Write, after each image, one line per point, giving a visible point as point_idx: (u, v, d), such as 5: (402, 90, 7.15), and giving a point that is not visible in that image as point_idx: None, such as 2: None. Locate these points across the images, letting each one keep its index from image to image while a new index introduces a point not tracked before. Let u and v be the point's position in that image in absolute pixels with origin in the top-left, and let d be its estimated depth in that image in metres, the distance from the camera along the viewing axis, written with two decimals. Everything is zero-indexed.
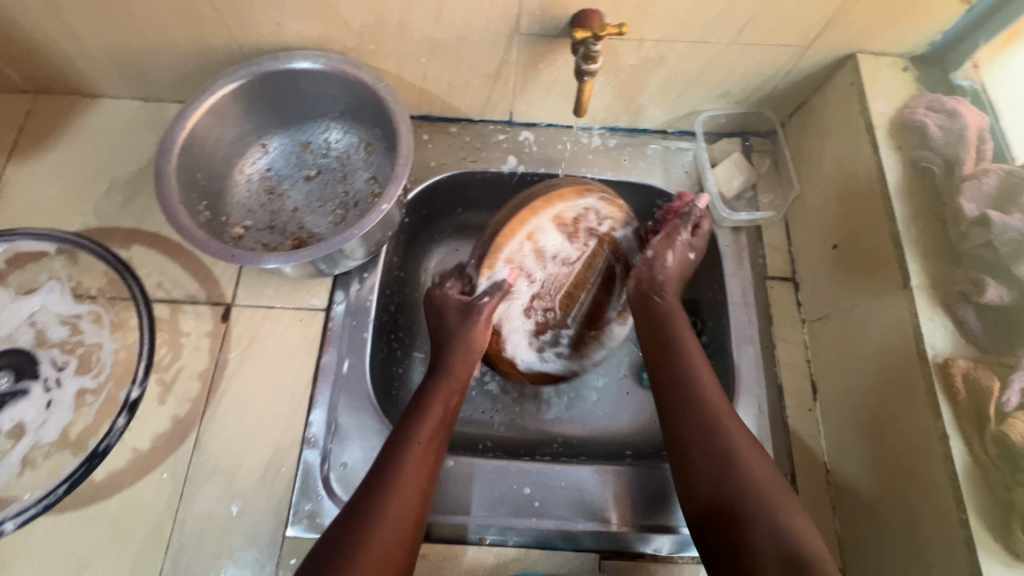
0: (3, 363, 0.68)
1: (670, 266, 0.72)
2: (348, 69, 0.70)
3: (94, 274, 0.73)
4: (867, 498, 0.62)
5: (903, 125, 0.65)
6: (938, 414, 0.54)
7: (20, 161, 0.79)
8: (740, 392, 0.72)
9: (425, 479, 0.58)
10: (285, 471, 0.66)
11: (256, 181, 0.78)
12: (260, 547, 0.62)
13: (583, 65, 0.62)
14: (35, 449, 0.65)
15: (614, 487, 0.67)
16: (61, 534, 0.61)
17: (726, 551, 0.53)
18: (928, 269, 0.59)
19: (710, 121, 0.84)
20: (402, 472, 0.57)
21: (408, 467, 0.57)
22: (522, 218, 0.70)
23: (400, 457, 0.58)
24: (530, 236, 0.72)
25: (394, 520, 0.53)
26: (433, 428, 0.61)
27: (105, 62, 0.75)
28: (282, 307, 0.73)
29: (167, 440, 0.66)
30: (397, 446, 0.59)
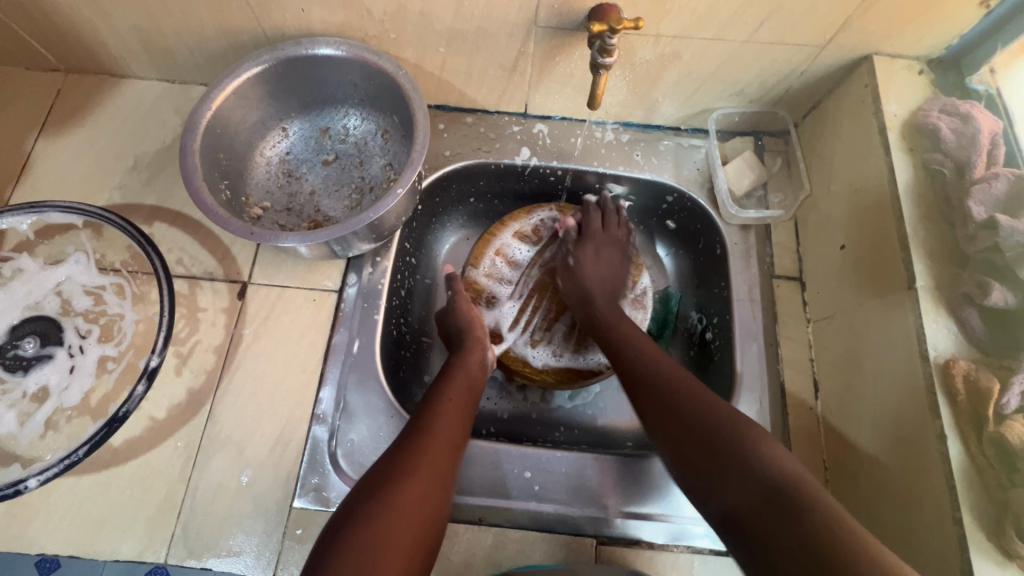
0: (30, 329, 0.70)
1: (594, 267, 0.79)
2: (369, 56, 0.71)
3: (118, 247, 0.75)
4: (865, 497, 0.62)
5: (916, 128, 0.66)
6: (937, 414, 0.54)
7: (51, 136, 0.82)
8: (742, 387, 0.73)
9: (458, 424, 0.64)
10: (294, 445, 0.68)
11: (276, 164, 0.80)
12: (268, 516, 0.65)
13: (598, 59, 0.63)
14: (57, 412, 0.67)
15: (613, 475, 0.69)
16: (80, 494, 0.64)
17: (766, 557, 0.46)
18: (934, 271, 0.59)
19: (724, 119, 0.85)
20: (437, 417, 0.63)
21: (443, 414, 0.63)
22: (485, 240, 0.86)
23: (435, 407, 0.64)
24: (497, 252, 0.86)
25: (435, 454, 0.58)
26: (462, 385, 0.68)
27: (134, 42, 0.78)
28: (296, 287, 0.75)
29: (182, 409, 0.68)
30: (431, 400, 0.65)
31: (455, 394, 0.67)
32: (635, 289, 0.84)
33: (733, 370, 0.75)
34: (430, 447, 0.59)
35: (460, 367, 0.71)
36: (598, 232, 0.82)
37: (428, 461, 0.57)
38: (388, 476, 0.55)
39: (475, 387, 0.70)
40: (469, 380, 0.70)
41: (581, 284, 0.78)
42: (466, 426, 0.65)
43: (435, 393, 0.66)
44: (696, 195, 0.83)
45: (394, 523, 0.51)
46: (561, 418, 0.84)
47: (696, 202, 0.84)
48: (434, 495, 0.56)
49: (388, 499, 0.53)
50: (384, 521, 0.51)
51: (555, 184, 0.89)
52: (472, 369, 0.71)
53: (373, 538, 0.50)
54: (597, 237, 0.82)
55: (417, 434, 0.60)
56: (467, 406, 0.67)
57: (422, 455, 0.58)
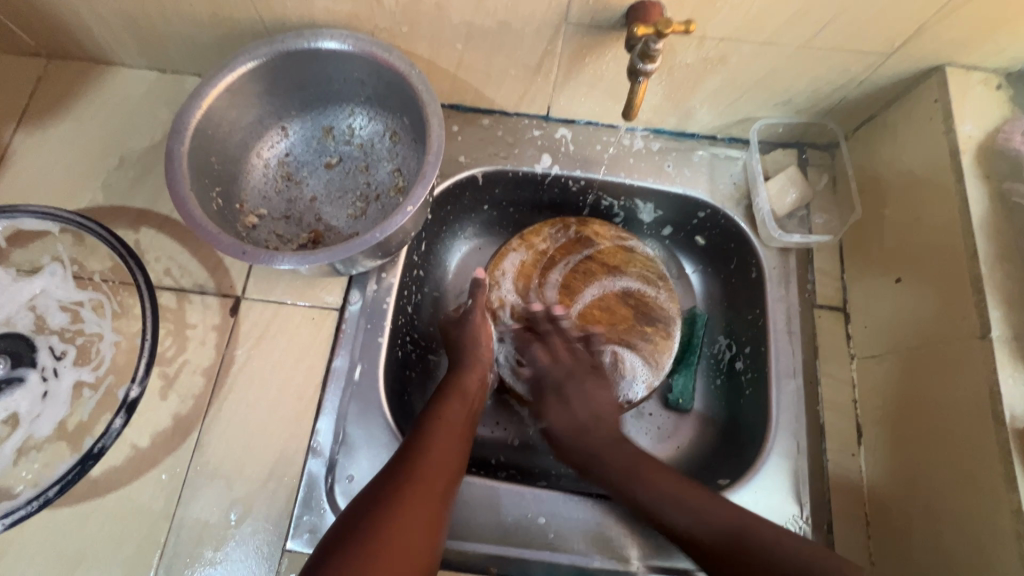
0: (1, 347, 0.65)
1: (579, 412, 0.68)
2: (378, 51, 0.64)
3: (99, 257, 0.69)
4: (917, 565, 0.56)
5: (993, 152, 0.58)
6: (1013, 487, 0.48)
7: (29, 130, 0.75)
8: (777, 429, 0.67)
9: (454, 448, 0.59)
10: (288, 481, 0.62)
11: (274, 166, 0.73)
12: (258, 560, 0.59)
13: (638, 64, 0.55)
14: (29, 440, 0.62)
15: (633, 522, 0.63)
16: (52, 532, 0.59)
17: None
18: (1012, 319, 0.52)
19: (766, 129, 0.77)
20: (431, 440, 0.58)
21: (438, 438, 0.59)
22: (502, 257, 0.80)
23: (427, 431, 0.59)
24: (516, 270, 0.79)
25: (426, 484, 0.54)
26: (458, 404, 0.64)
27: (119, 27, 0.70)
28: (293, 304, 0.69)
29: (166, 439, 0.63)
30: (425, 420, 0.61)
31: (451, 416, 0.62)
32: (660, 320, 0.77)
33: (768, 409, 0.69)
34: (423, 473, 0.54)
35: (459, 383, 0.66)
36: (571, 368, 0.72)
37: (422, 491, 0.53)
38: (377, 508, 0.50)
39: (472, 407, 0.66)
40: (465, 398, 0.65)
41: (571, 440, 0.68)
42: (464, 451, 0.60)
43: (431, 412, 0.62)
44: (732, 212, 0.76)
45: (383, 560, 0.46)
46: None
47: (731, 220, 0.77)
48: (427, 530, 0.51)
49: (378, 534, 0.48)
50: (372, 555, 0.46)
51: (577, 194, 0.82)
52: (470, 388, 0.66)
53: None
54: (561, 372, 0.72)
55: (409, 460, 0.56)
56: (464, 428, 0.62)
57: (414, 484, 0.53)
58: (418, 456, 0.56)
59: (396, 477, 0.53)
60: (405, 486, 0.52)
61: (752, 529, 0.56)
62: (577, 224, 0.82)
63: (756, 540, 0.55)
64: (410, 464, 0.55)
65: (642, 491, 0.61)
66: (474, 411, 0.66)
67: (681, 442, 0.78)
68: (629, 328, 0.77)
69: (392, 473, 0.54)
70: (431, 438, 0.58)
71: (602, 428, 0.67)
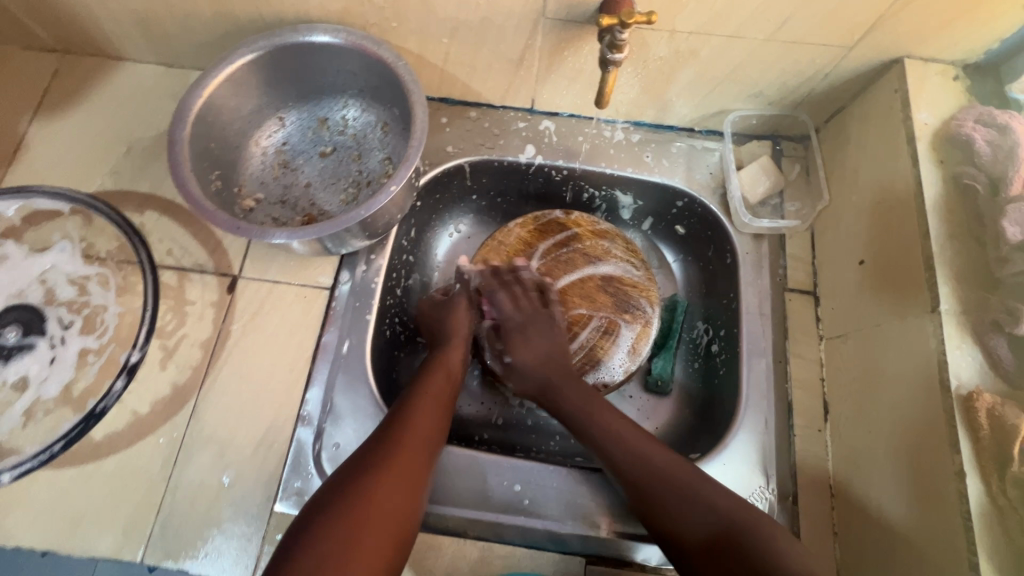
0: (13, 317, 0.69)
1: (530, 354, 0.72)
2: (368, 45, 0.68)
3: (107, 236, 0.73)
4: (874, 532, 0.59)
5: (947, 138, 0.61)
6: (956, 449, 0.50)
7: (46, 118, 0.80)
8: (746, 406, 0.70)
9: (433, 425, 0.62)
10: (278, 447, 0.66)
11: (271, 155, 0.77)
12: (248, 519, 0.63)
13: (607, 54, 0.58)
14: (36, 403, 0.66)
15: (604, 491, 0.66)
16: (57, 489, 0.63)
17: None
18: (960, 294, 0.55)
19: (740, 121, 0.80)
20: (411, 417, 0.61)
21: (419, 415, 0.61)
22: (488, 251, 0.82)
23: (408, 408, 0.62)
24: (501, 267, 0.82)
25: (406, 457, 0.56)
26: (440, 382, 0.66)
27: (130, 23, 0.75)
28: (287, 283, 0.73)
29: (165, 406, 0.67)
30: (407, 398, 0.63)
31: (432, 395, 0.64)
32: (638, 309, 0.80)
33: (738, 387, 0.72)
34: (402, 448, 0.57)
35: (441, 363, 0.69)
36: (529, 309, 0.75)
37: (401, 464, 0.55)
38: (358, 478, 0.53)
39: (453, 388, 0.68)
40: (447, 378, 0.68)
41: (529, 376, 0.71)
42: (444, 429, 0.63)
43: (413, 390, 0.65)
44: (708, 200, 0.79)
45: (360, 528, 0.49)
46: (557, 426, 0.82)
47: (707, 208, 0.80)
48: (405, 503, 0.53)
49: (355, 504, 0.50)
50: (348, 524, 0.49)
51: (560, 184, 0.85)
52: (452, 369, 0.69)
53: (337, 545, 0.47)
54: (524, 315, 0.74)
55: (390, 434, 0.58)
56: (445, 406, 0.65)
57: (393, 458, 0.55)
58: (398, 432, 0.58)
59: (377, 449, 0.56)
60: (384, 459, 0.55)
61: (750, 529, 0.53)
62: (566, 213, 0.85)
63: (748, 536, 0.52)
64: (391, 438, 0.58)
65: (592, 422, 0.65)
66: (455, 390, 0.68)
67: (658, 422, 0.80)
68: (608, 322, 0.80)
69: (373, 449, 0.57)
70: (411, 414, 0.61)
71: (557, 365, 0.71)
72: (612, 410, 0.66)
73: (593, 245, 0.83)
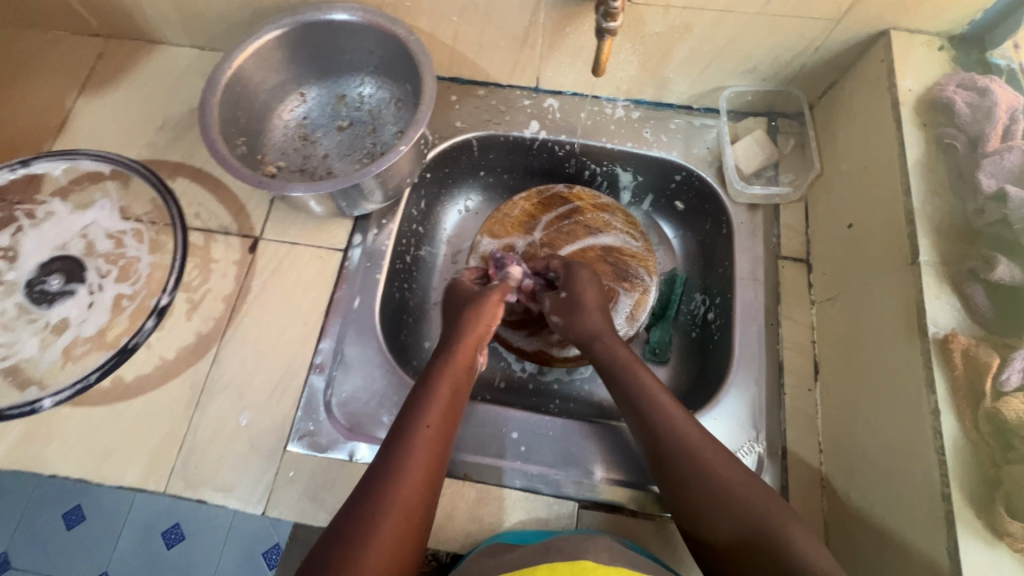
0: (56, 267, 0.75)
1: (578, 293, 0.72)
2: (383, 22, 0.74)
3: (142, 197, 0.80)
4: (859, 480, 0.60)
5: (930, 103, 0.64)
6: (932, 389, 0.52)
7: (91, 93, 0.87)
8: (737, 365, 0.72)
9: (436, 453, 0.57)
10: (292, 392, 0.70)
11: (293, 127, 0.83)
12: (262, 456, 0.67)
13: (602, 23, 0.62)
14: (74, 343, 0.72)
15: (597, 441, 0.69)
16: (90, 422, 0.68)
17: None
18: (939, 246, 0.57)
19: (736, 98, 0.84)
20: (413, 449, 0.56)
21: (422, 442, 0.57)
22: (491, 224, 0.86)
23: (409, 436, 0.57)
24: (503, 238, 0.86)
25: (409, 499, 0.53)
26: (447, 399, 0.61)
27: (168, 7, 0.82)
28: (304, 244, 0.78)
29: (190, 351, 0.72)
30: (408, 423, 0.58)
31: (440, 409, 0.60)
32: (639, 280, 0.82)
33: (730, 348, 0.74)
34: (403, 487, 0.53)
35: (444, 377, 0.63)
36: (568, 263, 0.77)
37: (410, 482, 0.53)
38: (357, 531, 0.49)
39: (459, 402, 0.63)
40: (452, 392, 0.63)
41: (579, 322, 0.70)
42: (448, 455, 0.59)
43: (414, 412, 0.59)
44: (705, 173, 0.83)
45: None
46: (557, 390, 0.85)
47: (703, 181, 0.83)
48: (406, 554, 0.50)
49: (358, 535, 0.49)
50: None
51: (563, 159, 0.89)
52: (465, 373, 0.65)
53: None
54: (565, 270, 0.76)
55: (392, 472, 0.53)
56: (448, 427, 0.60)
57: (393, 501, 0.51)
58: (398, 470, 0.54)
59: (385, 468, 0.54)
60: (383, 506, 0.51)
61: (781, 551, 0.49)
62: (569, 187, 0.88)
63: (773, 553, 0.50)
64: (390, 477, 0.53)
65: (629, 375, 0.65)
66: (462, 404, 0.63)
67: None
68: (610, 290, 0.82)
69: (370, 487, 0.52)
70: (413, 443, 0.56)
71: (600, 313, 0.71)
72: (670, 397, 0.63)
73: (594, 217, 0.87)
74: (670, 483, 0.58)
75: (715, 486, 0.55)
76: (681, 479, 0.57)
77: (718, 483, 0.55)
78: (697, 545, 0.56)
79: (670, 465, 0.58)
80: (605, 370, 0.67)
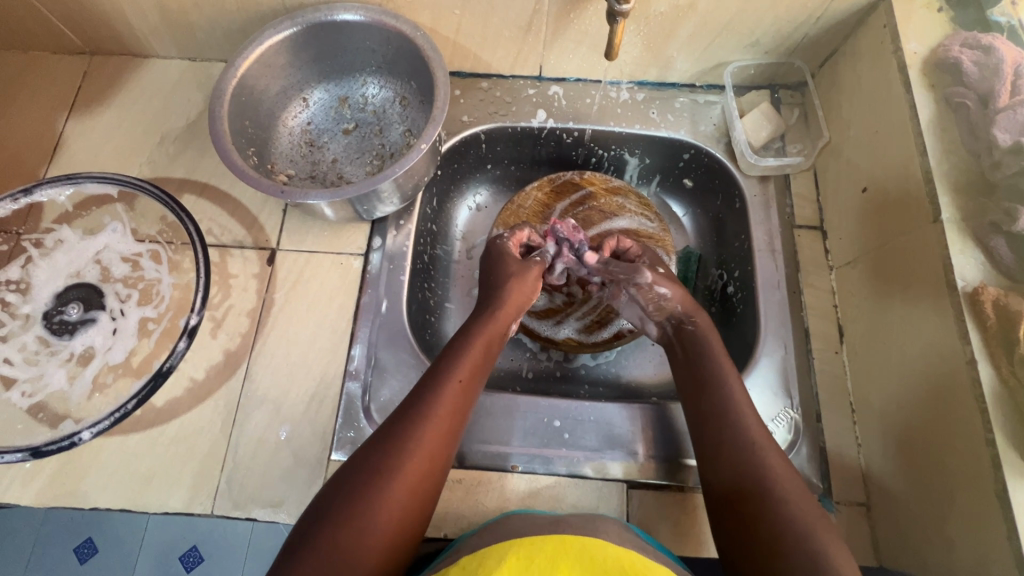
0: (73, 295, 0.73)
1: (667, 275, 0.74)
2: (387, 19, 0.73)
3: (153, 217, 0.78)
4: (895, 432, 0.63)
5: (936, 64, 0.65)
6: (966, 340, 0.55)
7: (83, 113, 0.84)
8: (765, 335, 0.74)
9: (460, 407, 0.61)
10: (329, 402, 0.70)
11: (298, 133, 0.81)
12: (307, 468, 0.66)
13: (615, 6, 0.62)
14: (102, 372, 0.70)
15: (639, 421, 0.70)
16: (130, 450, 0.67)
17: (747, 543, 0.53)
18: (959, 203, 0.59)
19: (739, 72, 0.85)
20: (441, 400, 0.59)
21: (448, 399, 0.60)
22: (506, 216, 0.86)
23: (439, 387, 0.60)
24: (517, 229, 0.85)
25: (430, 451, 0.56)
26: (473, 363, 0.64)
27: (158, 18, 0.79)
28: (323, 252, 0.77)
29: (221, 370, 0.71)
30: (440, 375, 0.61)
31: (466, 372, 0.63)
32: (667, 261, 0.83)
33: (756, 320, 0.75)
34: (426, 436, 0.56)
35: (470, 339, 0.66)
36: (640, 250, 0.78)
37: (432, 435, 0.57)
38: (377, 471, 0.53)
39: (485, 366, 0.66)
40: (483, 349, 0.66)
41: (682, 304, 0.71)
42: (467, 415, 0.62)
43: (444, 369, 0.62)
44: (714, 149, 0.84)
45: (370, 528, 0.50)
46: (584, 376, 0.86)
47: (713, 157, 0.84)
48: (417, 499, 0.54)
49: (376, 478, 0.53)
50: (364, 521, 0.50)
51: (571, 147, 0.89)
52: (490, 341, 0.67)
53: (353, 541, 0.49)
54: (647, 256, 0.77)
55: (412, 424, 0.57)
56: (473, 384, 0.63)
57: (414, 449, 0.55)
58: (421, 423, 0.57)
59: (410, 417, 0.57)
60: (401, 455, 0.54)
61: (795, 512, 0.52)
62: (580, 173, 0.88)
63: (781, 513, 0.52)
64: (410, 431, 0.56)
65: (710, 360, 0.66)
66: (487, 367, 0.66)
67: None
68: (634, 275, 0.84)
69: (395, 432, 0.56)
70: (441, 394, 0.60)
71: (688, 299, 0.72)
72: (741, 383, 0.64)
73: (607, 201, 0.87)
74: (719, 457, 0.59)
75: (752, 458, 0.56)
76: (731, 458, 0.57)
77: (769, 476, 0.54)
78: (714, 513, 0.58)
79: (722, 452, 0.58)
80: (696, 348, 0.68)
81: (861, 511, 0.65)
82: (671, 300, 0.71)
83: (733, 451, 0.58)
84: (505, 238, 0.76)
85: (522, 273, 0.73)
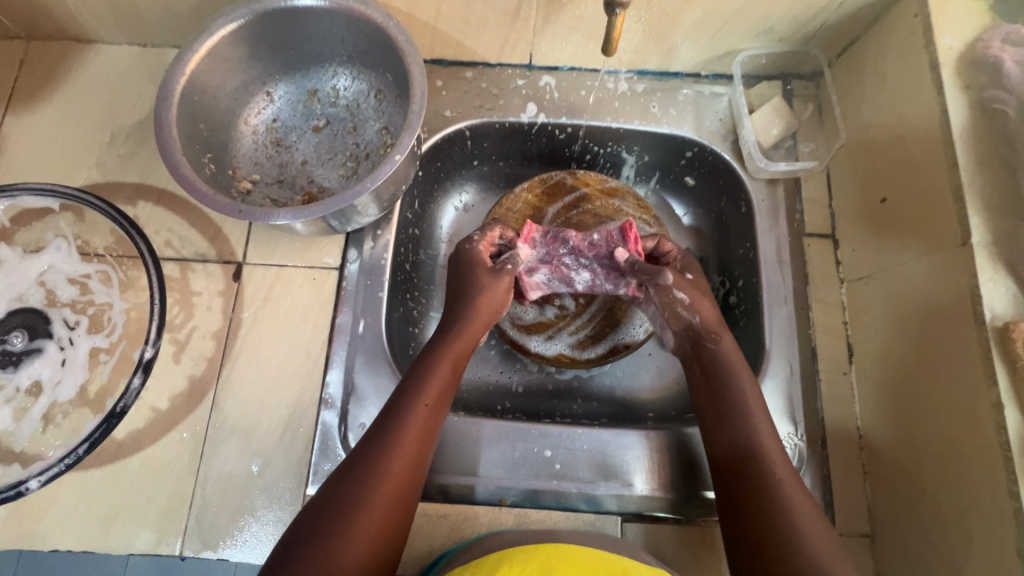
0: (16, 323, 0.67)
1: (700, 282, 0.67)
2: (355, 5, 0.64)
3: (101, 231, 0.71)
4: (905, 466, 0.60)
5: (973, 62, 0.58)
6: (993, 382, 0.50)
7: (20, 109, 0.75)
8: (770, 355, 0.69)
9: (425, 439, 0.55)
10: (303, 432, 0.65)
11: (263, 133, 0.74)
12: (282, 506, 0.62)
13: None
14: (54, 407, 0.65)
15: (636, 449, 0.66)
16: (86, 491, 0.62)
17: None
18: (992, 225, 0.54)
19: (749, 62, 0.77)
20: (405, 427, 0.54)
21: (414, 424, 0.55)
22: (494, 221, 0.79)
23: (401, 416, 0.55)
24: None
25: (397, 484, 0.52)
26: (439, 381, 0.59)
27: (96, 2, 0.70)
28: (294, 266, 0.71)
29: (185, 399, 0.65)
30: (400, 403, 0.56)
31: (433, 393, 0.58)
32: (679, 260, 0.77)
33: (761, 338, 0.70)
34: (391, 468, 0.52)
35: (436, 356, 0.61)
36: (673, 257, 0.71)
37: (398, 465, 0.52)
38: (335, 515, 0.48)
39: (453, 383, 0.61)
40: (450, 372, 0.60)
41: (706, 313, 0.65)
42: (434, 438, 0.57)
43: (409, 393, 0.57)
44: (719, 148, 0.77)
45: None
46: (578, 389, 0.80)
47: (718, 156, 0.77)
48: (387, 537, 0.49)
49: (341, 520, 0.48)
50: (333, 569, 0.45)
51: (564, 143, 0.82)
52: (458, 357, 0.62)
53: None
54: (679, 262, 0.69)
55: (375, 456, 0.52)
56: (440, 414, 0.58)
57: (379, 484, 0.51)
58: (386, 455, 0.52)
59: (373, 449, 0.53)
60: (364, 492, 0.50)
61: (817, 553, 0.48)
62: (573, 173, 0.81)
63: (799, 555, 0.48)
64: (374, 464, 0.51)
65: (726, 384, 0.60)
66: (456, 384, 0.61)
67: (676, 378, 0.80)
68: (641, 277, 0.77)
69: (358, 468, 0.51)
70: (402, 426, 0.55)
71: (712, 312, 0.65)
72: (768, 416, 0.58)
73: (604, 204, 0.81)
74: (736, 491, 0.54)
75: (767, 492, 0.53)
76: (746, 493, 0.53)
77: (788, 523, 0.50)
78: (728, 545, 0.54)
79: (736, 487, 0.55)
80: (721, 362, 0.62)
81: (864, 542, 0.63)
82: (692, 308, 0.65)
83: (743, 490, 0.54)
84: (474, 240, 0.68)
85: (488, 281, 0.65)
